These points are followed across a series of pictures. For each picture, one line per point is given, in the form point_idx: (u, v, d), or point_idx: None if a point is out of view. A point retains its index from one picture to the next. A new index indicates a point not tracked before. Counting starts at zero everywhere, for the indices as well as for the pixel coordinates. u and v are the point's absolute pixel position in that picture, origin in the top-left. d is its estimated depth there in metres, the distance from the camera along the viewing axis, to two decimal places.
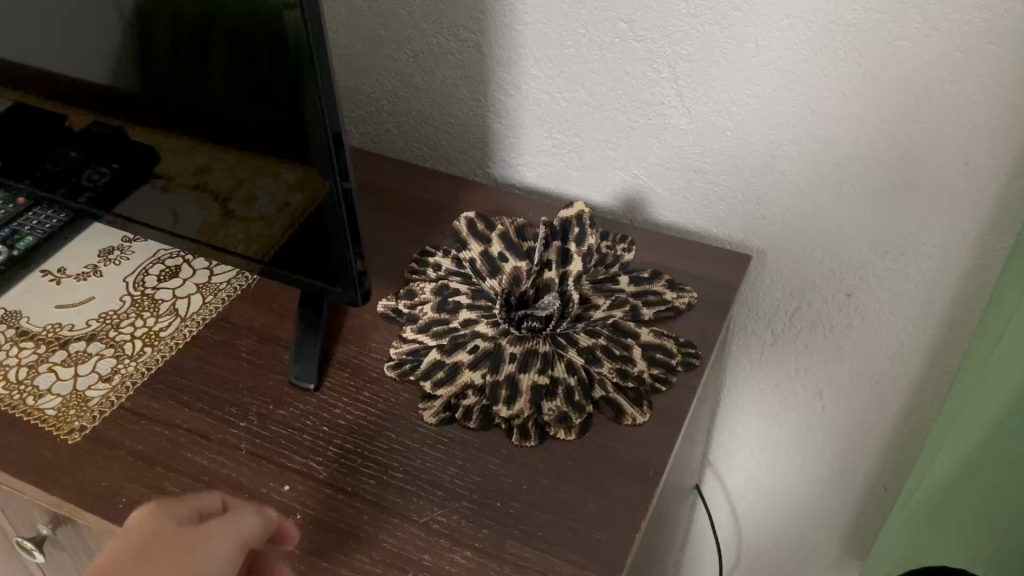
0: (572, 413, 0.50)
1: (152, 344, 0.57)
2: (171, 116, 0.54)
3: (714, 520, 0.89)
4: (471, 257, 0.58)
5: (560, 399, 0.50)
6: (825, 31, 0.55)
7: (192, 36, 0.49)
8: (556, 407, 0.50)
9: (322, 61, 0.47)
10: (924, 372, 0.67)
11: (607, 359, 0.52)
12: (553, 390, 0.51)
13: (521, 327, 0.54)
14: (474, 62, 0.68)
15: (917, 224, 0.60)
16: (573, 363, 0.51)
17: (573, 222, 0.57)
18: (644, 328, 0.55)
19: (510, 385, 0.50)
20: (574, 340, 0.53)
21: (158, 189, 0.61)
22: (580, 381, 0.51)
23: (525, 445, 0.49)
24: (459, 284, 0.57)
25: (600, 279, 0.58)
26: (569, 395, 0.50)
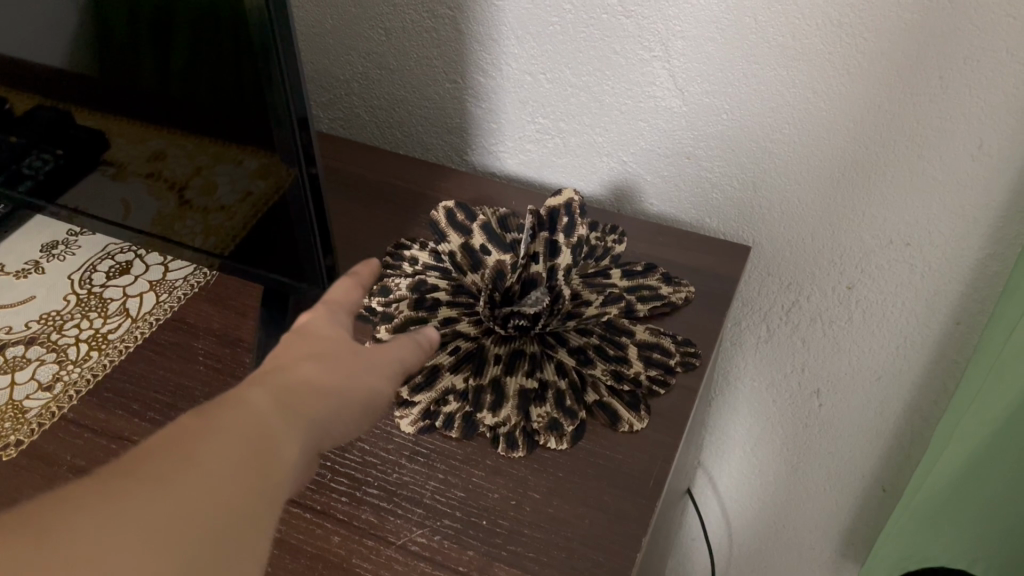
0: (564, 420, 0.46)
1: (98, 348, 0.52)
2: (118, 97, 0.49)
3: (703, 518, 0.87)
4: (450, 249, 0.53)
5: (550, 404, 0.46)
6: (831, 4, 0.51)
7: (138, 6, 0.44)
8: (546, 413, 0.46)
9: (284, 36, 0.42)
10: (928, 369, 0.64)
11: (601, 359, 0.48)
12: (542, 394, 0.46)
13: (507, 325, 0.48)
14: (451, 41, 0.64)
15: (925, 212, 0.57)
16: (564, 364, 0.48)
17: (562, 211, 0.53)
18: (639, 326, 0.51)
19: (495, 388, 0.46)
20: (564, 340, 0.49)
21: (107, 178, 0.56)
22: (571, 384, 0.47)
23: (513, 455, 0.45)
24: (436, 280, 0.52)
25: (591, 273, 0.54)
26: (560, 400, 0.46)
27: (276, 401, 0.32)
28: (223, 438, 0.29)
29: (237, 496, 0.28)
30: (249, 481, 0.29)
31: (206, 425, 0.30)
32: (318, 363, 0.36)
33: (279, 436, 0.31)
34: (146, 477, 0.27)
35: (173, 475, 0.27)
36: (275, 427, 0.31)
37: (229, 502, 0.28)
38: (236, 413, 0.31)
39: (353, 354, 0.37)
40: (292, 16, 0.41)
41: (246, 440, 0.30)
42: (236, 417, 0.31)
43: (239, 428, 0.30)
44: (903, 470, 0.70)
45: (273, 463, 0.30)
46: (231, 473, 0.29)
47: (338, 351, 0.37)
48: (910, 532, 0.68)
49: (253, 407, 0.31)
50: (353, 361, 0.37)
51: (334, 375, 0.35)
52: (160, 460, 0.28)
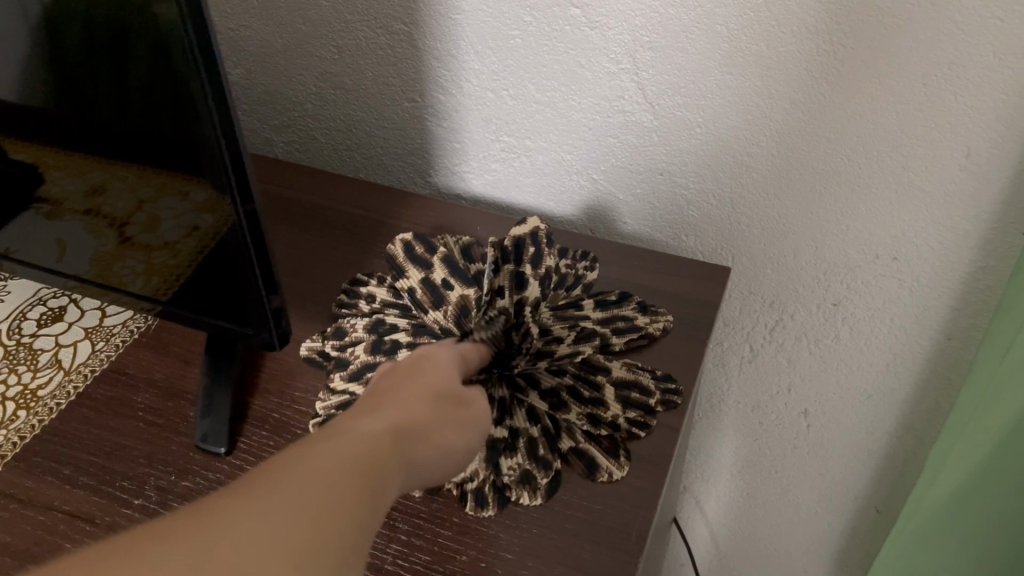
0: (537, 473, 0.43)
1: (27, 406, 0.49)
2: (48, 125, 0.46)
3: (691, 542, 0.84)
4: (409, 285, 0.50)
5: (521, 455, 0.44)
6: (805, 9, 0.48)
7: (81, 28, 0.40)
8: (516, 465, 0.44)
9: (211, 68, 0.39)
10: (920, 388, 0.61)
11: (574, 403, 0.46)
12: (511, 445, 0.44)
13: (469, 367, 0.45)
14: (407, 58, 0.60)
15: (912, 224, 0.54)
16: (536, 410, 0.46)
17: (528, 239, 0.49)
18: (615, 362, 0.49)
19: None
20: (534, 382, 0.47)
21: (40, 216, 0.52)
22: (542, 429, 0.45)
23: (483, 515, 0.42)
24: (397, 318, 0.50)
25: (561, 304, 0.51)
26: (532, 450, 0.44)
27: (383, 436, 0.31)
28: (352, 463, 0.28)
29: (361, 518, 0.27)
30: (371, 511, 0.27)
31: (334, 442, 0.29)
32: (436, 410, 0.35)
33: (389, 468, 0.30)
34: (270, 499, 0.25)
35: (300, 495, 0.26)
36: (390, 461, 0.30)
37: (353, 533, 0.26)
38: (350, 438, 0.29)
39: (453, 410, 0.36)
40: (219, 50, 0.39)
41: (369, 460, 0.29)
42: (361, 445, 0.29)
43: (356, 453, 0.29)
44: (895, 492, 0.67)
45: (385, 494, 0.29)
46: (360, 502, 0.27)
47: (443, 395, 0.36)
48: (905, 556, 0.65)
49: (363, 437, 0.30)
50: (449, 413, 0.36)
51: (437, 433, 0.34)
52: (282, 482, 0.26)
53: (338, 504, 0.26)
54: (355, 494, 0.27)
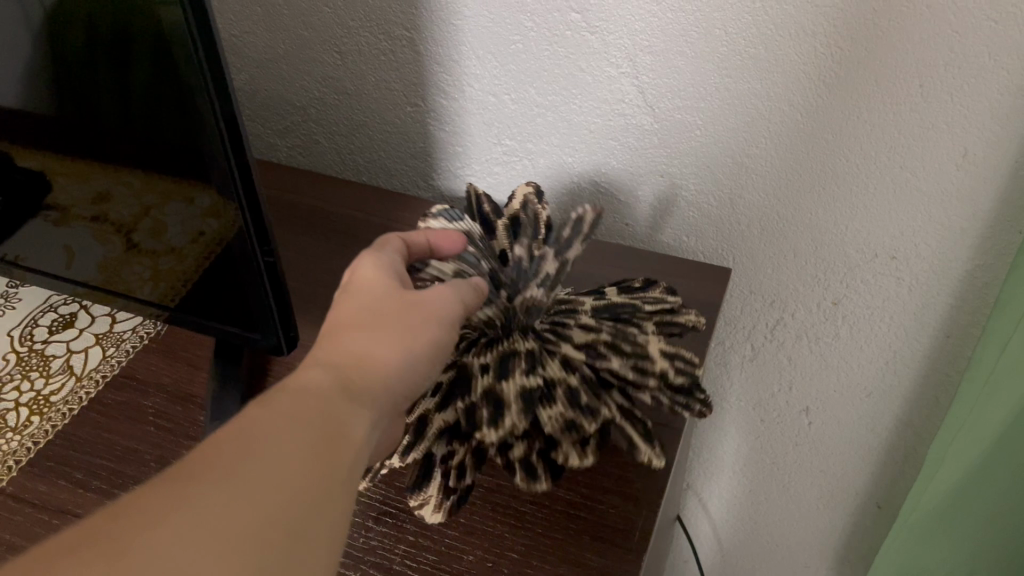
0: (582, 419, 0.41)
1: (40, 411, 0.50)
2: (55, 133, 0.47)
3: (693, 539, 0.85)
4: None
5: (561, 404, 0.41)
6: (802, 12, 0.48)
7: (86, 29, 0.41)
8: (558, 414, 0.41)
9: (217, 76, 0.40)
10: (919, 385, 0.62)
11: (613, 354, 0.43)
12: (548, 394, 0.41)
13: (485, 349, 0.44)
14: (409, 63, 0.61)
15: (909, 224, 0.54)
16: (570, 359, 0.43)
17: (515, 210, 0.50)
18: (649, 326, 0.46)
19: (496, 400, 0.40)
20: (565, 337, 0.44)
21: (49, 223, 0.53)
22: (582, 379, 0.42)
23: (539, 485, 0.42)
24: None
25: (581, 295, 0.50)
26: (572, 397, 0.41)
27: (330, 380, 0.36)
28: (290, 426, 0.32)
29: (309, 478, 0.30)
30: (322, 465, 0.31)
31: (267, 411, 0.32)
32: (365, 333, 0.39)
33: (347, 416, 0.34)
34: (236, 466, 0.29)
35: (266, 463, 0.30)
36: (332, 410, 0.34)
37: (304, 490, 0.30)
38: (288, 401, 0.33)
39: (392, 317, 0.40)
40: (227, 63, 0.39)
41: (309, 419, 0.33)
42: (297, 405, 0.33)
43: (312, 415, 0.33)
44: (896, 488, 0.68)
45: (347, 439, 0.33)
46: (306, 460, 0.31)
47: (377, 313, 0.40)
48: (904, 551, 0.66)
49: (313, 391, 0.34)
50: (388, 322, 0.40)
51: (373, 342, 0.39)
52: (246, 449, 0.30)
53: (303, 468, 0.30)
54: (302, 456, 0.31)
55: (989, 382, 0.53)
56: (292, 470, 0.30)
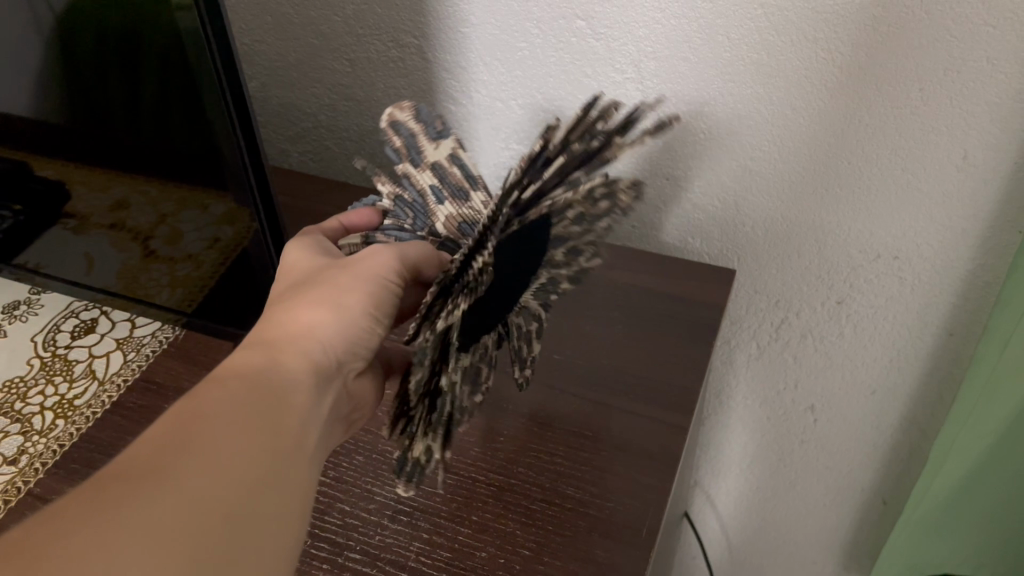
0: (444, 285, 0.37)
1: (64, 414, 0.52)
2: (72, 143, 0.49)
3: (701, 535, 0.86)
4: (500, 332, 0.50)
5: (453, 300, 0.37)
6: (802, 18, 0.49)
7: (99, 33, 0.43)
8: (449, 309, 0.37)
9: (235, 91, 0.43)
10: (922, 382, 0.63)
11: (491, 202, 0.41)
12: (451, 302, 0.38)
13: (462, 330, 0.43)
14: (418, 69, 0.62)
15: (912, 225, 0.55)
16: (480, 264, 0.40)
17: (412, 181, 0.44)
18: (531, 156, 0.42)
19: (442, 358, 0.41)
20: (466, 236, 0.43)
21: (68, 230, 0.55)
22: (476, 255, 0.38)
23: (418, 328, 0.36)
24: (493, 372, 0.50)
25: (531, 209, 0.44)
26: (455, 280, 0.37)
27: (263, 356, 0.37)
28: (233, 414, 0.33)
29: (255, 467, 0.32)
30: (268, 452, 0.33)
31: (206, 399, 0.33)
32: (300, 304, 0.40)
33: (282, 392, 0.35)
34: (176, 463, 0.30)
35: (201, 453, 0.30)
36: (276, 393, 0.35)
37: (251, 476, 0.31)
38: (229, 388, 0.34)
39: (316, 283, 0.41)
40: (244, 79, 0.43)
41: (254, 405, 0.34)
42: (240, 391, 0.34)
43: (244, 396, 0.34)
44: (902, 484, 0.69)
45: (291, 421, 0.35)
46: (251, 447, 0.32)
47: (299, 290, 0.41)
48: (909, 547, 0.67)
49: (246, 371, 0.35)
50: (313, 288, 0.41)
51: (301, 309, 0.40)
52: (181, 443, 0.31)
53: (241, 456, 0.32)
54: (247, 444, 0.32)
55: (992, 380, 0.54)
56: (229, 460, 0.31)
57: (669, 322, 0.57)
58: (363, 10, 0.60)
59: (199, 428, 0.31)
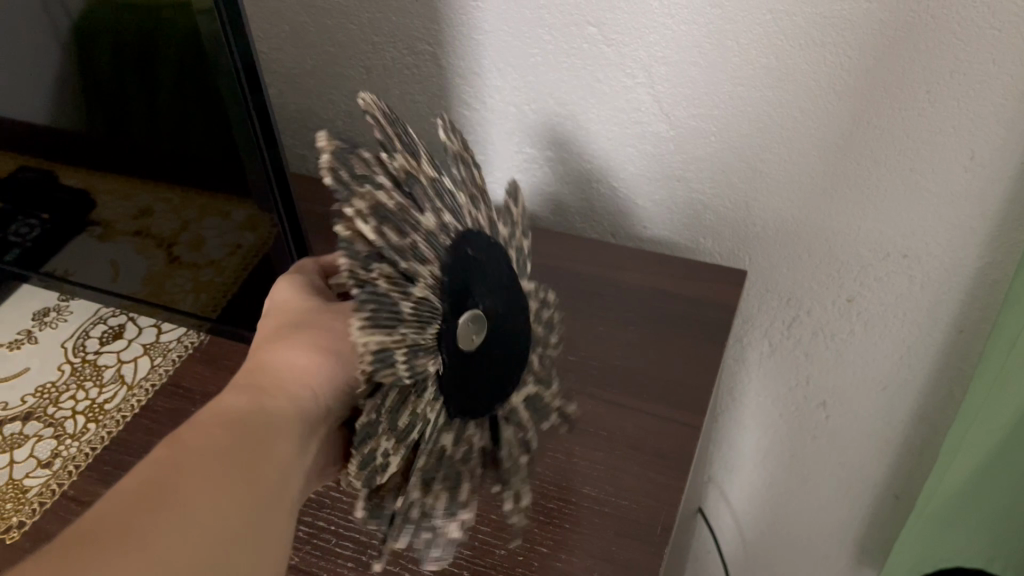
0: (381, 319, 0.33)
1: (95, 419, 0.55)
2: (98, 151, 0.51)
3: (716, 531, 0.87)
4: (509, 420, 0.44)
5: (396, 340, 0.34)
6: (811, 24, 0.50)
7: (117, 34, 0.44)
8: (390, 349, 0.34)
9: (257, 100, 0.44)
10: (933, 378, 0.63)
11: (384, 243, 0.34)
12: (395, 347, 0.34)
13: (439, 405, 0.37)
14: (432, 76, 0.63)
15: (921, 223, 0.56)
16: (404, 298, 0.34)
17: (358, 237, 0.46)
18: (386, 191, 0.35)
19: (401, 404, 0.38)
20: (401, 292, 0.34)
21: (94, 238, 0.57)
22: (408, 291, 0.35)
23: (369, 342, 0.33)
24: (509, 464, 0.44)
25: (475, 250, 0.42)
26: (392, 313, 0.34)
27: (248, 398, 0.37)
28: (212, 460, 0.32)
29: (230, 518, 0.32)
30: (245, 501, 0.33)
31: (187, 445, 0.33)
32: (288, 346, 0.40)
33: (265, 440, 0.35)
34: (150, 517, 0.30)
35: (167, 506, 0.30)
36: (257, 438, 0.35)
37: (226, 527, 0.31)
38: (210, 432, 0.34)
39: (299, 330, 0.41)
40: (266, 92, 0.44)
41: (234, 451, 0.33)
42: (219, 437, 0.34)
43: (220, 444, 0.34)
44: (914, 478, 0.70)
45: (270, 467, 0.34)
46: (228, 498, 0.32)
47: (287, 331, 0.41)
48: (920, 542, 0.68)
49: (228, 417, 0.35)
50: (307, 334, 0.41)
51: (291, 351, 0.40)
52: (150, 493, 0.30)
53: (215, 505, 0.31)
54: (224, 491, 0.32)
55: (999, 378, 0.55)
56: (203, 511, 0.31)
57: (681, 322, 0.58)
58: (378, 19, 0.61)
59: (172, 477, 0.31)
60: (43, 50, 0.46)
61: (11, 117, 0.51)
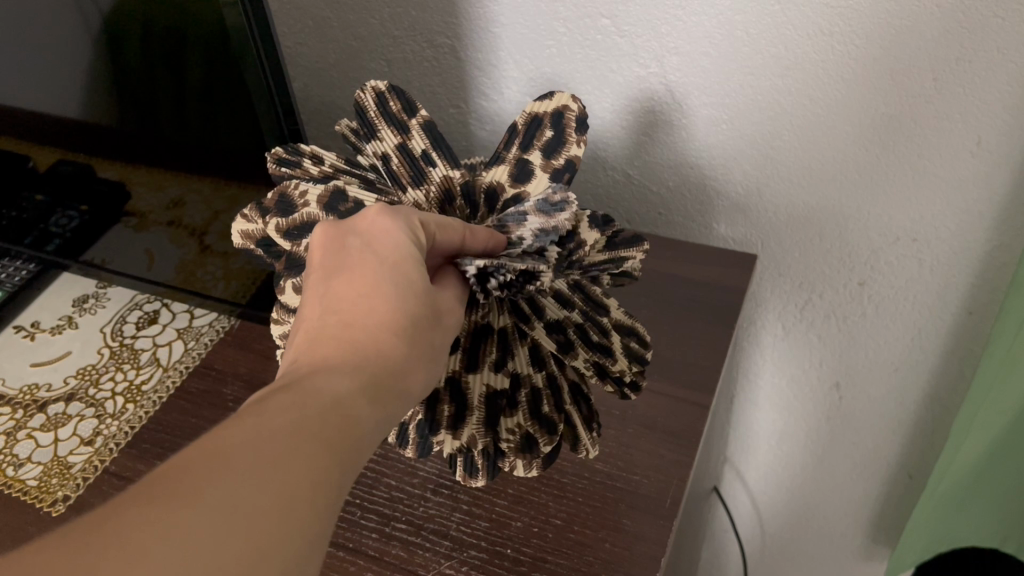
0: (519, 413, 0.45)
1: (133, 399, 0.58)
2: (130, 147, 0.53)
3: (732, 510, 0.89)
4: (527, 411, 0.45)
5: (524, 416, 0.45)
6: (820, 13, 0.51)
7: (142, 33, 0.46)
8: (518, 429, 0.45)
9: (282, 92, 0.47)
10: (944, 360, 0.65)
11: (581, 346, 0.45)
12: (511, 400, 0.45)
13: (455, 424, 0.44)
14: (451, 68, 0.65)
15: (930, 209, 0.57)
16: (535, 389, 0.45)
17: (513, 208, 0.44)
18: (582, 353, 0.45)
19: (458, 403, 0.44)
20: (537, 403, 0.46)
21: (130, 228, 0.60)
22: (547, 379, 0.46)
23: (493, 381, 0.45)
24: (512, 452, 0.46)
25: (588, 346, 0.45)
26: (531, 409, 0.45)
27: (343, 379, 0.34)
28: (290, 432, 0.30)
29: (307, 491, 0.29)
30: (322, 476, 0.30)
31: (268, 412, 0.31)
32: (386, 332, 0.36)
33: (346, 430, 0.32)
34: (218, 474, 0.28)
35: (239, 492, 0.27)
36: (340, 413, 0.32)
37: (298, 497, 0.29)
38: (292, 402, 0.32)
39: (400, 323, 0.36)
40: (289, 83, 0.47)
41: (314, 425, 0.31)
42: (299, 408, 0.31)
43: (323, 434, 0.31)
44: (927, 457, 0.71)
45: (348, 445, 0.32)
46: (304, 470, 0.30)
47: (382, 307, 0.36)
48: (921, 528, 0.68)
49: (319, 389, 0.33)
50: (419, 340, 0.37)
51: (386, 344, 0.35)
52: (243, 471, 0.28)
53: (287, 475, 0.29)
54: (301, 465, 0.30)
55: (1001, 368, 0.56)
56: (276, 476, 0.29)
57: (693, 306, 0.59)
58: (400, 13, 0.63)
59: (267, 454, 0.29)
60: (80, 51, 0.48)
61: (49, 114, 0.53)
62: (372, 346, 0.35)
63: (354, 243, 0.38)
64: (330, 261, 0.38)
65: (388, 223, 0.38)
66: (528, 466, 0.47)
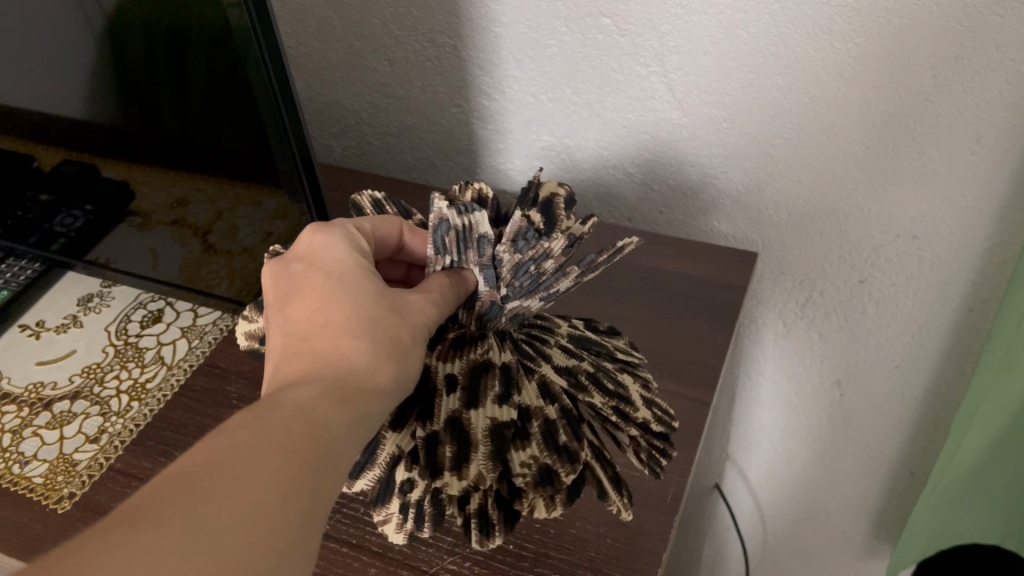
0: (535, 442, 0.42)
1: (138, 397, 0.58)
2: (134, 147, 0.54)
3: (734, 508, 0.89)
4: (538, 439, 0.42)
5: (536, 445, 0.42)
6: (819, 12, 0.51)
7: (147, 34, 0.46)
8: (534, 457, 0.42)
9: (286, 93, 0.47)
10: (944, 357, 0.65)
11: (595, 388, 0.45)
12: (522, 429, 0.42)
13: (455, 466, 0.40)
14: (453, 68, 0.65)
15: (929, 206, 0.57)
16: (548, 419, 0.43)
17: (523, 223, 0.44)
18: (599, 395, 0.44)
19: (463, 440, 0.41)
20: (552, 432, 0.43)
21: (135, 227, 0.60)
22: (559, 409, 0.43)
23: (502, 414, 0.42)
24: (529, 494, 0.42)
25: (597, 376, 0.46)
26: (546, 437, 0.42)
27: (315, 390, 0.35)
28: (268, 444, 0.32)
29: (287, 496, 0.31)
30: (302, 483, 0.31)
31: (245, 426, 0.32)
32: (350, 335, 0.38)
33: (325, 437, 0.34)
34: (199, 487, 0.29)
35: (220, 501, 0.29)
36: (318, 422, 0.34)
37: (279, 504, 0.30)
38: (269, 415, 0.33)
39: (362, 318, 0.39)
40: (294, 85, 0.47)
41: (292, 435, 0.33)
42: (275, 421, 0.33)
43: (301, 441, 0.33)
44: (927, 454, 0.72)
45: (329, 452, 0.34)
46: (283, 476, 0.31)
47: (344, 313, 0.39)
48: (922, 524, 0.69)
49: (292, 403, 0.34)
50: (385, 336, 0.39)
51: (352, 342, 0.38)
52: (222, 480, 0.29)
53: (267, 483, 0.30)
54: (281, 472, 0.31)
55: (1000, 364, 0.56)
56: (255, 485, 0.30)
57: (694, 304, 0.60)
58: (402, 13, 0.63)
59: (246, 464, 0.30)
60: (84, 52, 0.49)
61: (54, 114, 0.54)
62: (337, 349, 0.38)
63: (299, 269, 0.42)
64: (280, 292, 0.42)
65: (332, 244, 0.43)
66: (549, 503, 0.43)
